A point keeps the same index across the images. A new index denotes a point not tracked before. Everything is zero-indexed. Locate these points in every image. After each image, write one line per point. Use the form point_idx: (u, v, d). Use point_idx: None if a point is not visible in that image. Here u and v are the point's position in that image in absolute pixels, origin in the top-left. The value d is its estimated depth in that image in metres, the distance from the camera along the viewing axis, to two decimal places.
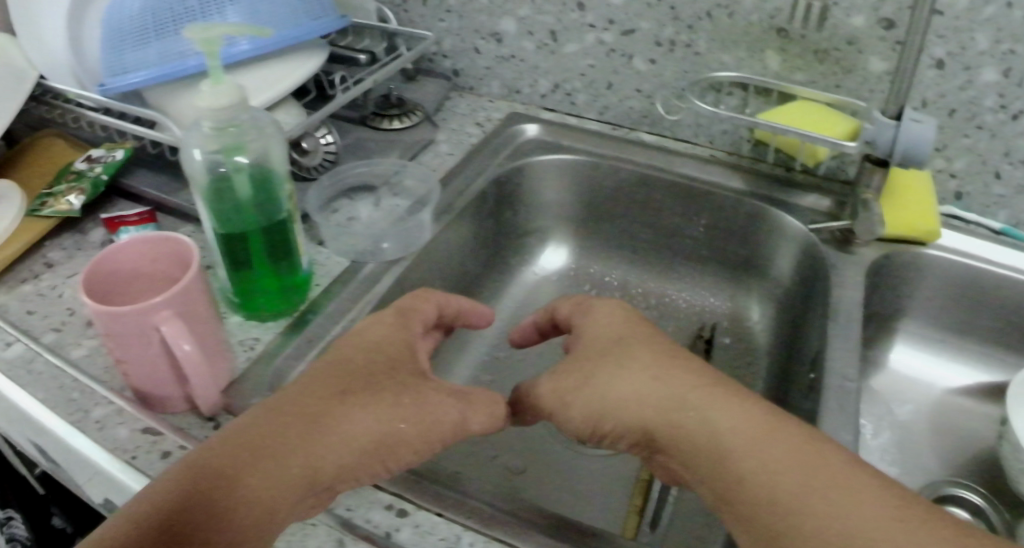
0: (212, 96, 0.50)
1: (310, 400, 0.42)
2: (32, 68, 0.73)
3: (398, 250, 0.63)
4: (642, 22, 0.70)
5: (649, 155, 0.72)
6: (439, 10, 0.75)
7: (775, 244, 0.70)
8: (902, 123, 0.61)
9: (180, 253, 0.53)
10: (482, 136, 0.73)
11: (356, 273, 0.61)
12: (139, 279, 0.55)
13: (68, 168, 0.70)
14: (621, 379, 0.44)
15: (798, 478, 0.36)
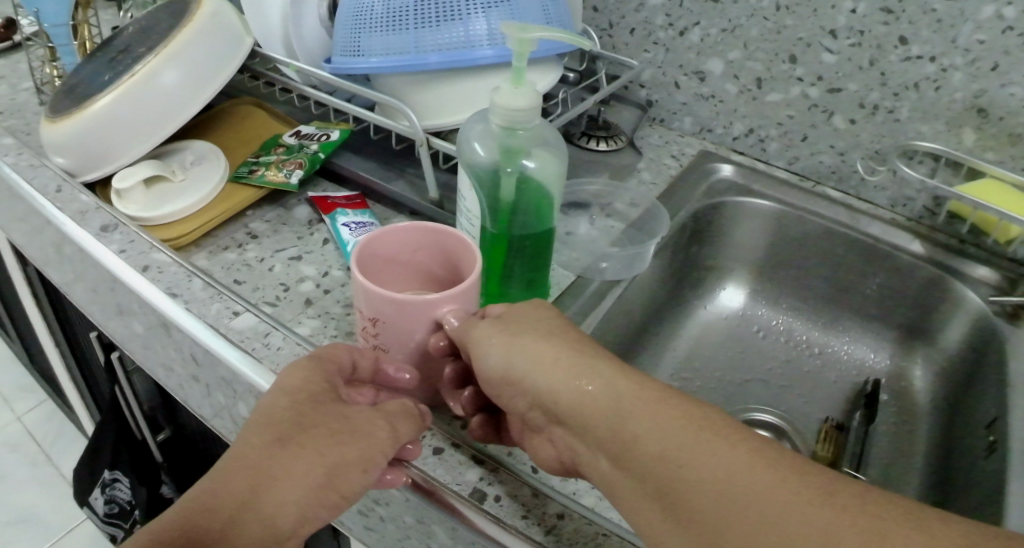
0: (513, 96, 0.51)
1: (274, 416, 0.43)
2: (248, 35, 0.73)
3: (619, 270, 0.63)
4: (850, 83, 0.73)
5: (836, 210, 0.74)
6: (647, 40, 0.77)
7: (949, 315, 0.71)
8: None
9: (445, 247, 0.52)
10: (680, 169, 0.74)
11: (584, 288, 0.61)
12: (393, 265, 0.53)
13: (277, 139, 0.69)
14: (529, 341, 0.44)
15: (685, 441, 0.37)
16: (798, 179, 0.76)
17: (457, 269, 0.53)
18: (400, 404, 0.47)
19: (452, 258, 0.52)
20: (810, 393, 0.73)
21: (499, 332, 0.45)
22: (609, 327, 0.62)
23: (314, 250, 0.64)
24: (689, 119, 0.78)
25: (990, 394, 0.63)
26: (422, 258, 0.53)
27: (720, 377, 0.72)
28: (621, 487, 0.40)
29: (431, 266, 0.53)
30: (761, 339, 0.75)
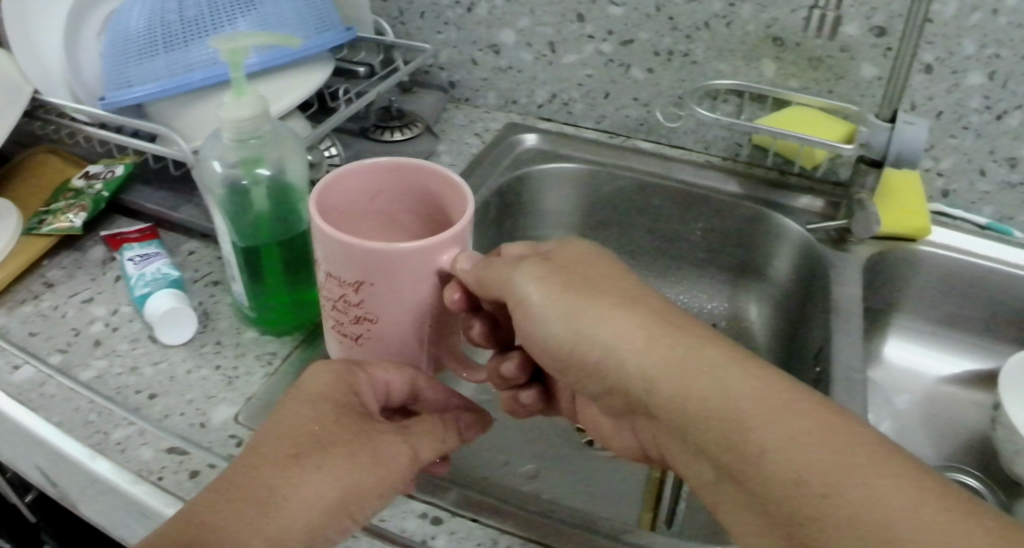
0: (233, 108, 0.50)
1: (293, 425, 0.42)
2: (26, 83, 0.71)
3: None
4: (640, 32, 0.72)
5: (647, 161, 0.73)
6: (438, 22, 0.76)
7: (773, 247, 0.71)
8: (897, 127, 0.66)
9: (421, 182, 0.46)
10: (483, 146, 0.73)
11: None
12: (361, 215, 0.48)
13: (67, 185, 0.69)
14: (609, 327, 0.40)
15: (811, 455, 0.33)
16: (607, 136, 0.75)
17: (437, 208, 0.48)
18: (432, 426, 0.45)
19: (432, 198, 0.47)
20: None
21: (543, 292, 0.42)
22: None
23: (107, 289, 0.64)
24: (493, 94, 0.77)
25: (817, 321, 0.63)
26: (388, 202, 0.48)
27: None
28: (727, 489, 0.37)
29: (398, 208, 0.48)
30: None
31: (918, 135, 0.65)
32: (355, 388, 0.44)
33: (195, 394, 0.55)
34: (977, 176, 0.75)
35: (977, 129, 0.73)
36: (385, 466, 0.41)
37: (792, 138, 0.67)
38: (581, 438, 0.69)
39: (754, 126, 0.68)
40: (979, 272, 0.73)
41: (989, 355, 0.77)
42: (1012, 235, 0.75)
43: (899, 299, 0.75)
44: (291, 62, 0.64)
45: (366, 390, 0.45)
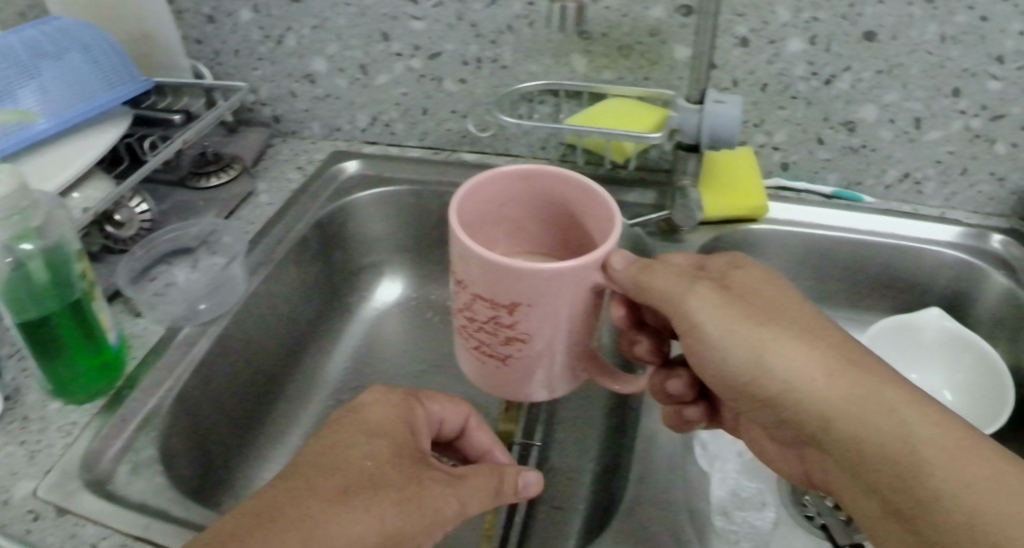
0: None
1: (338, 450, 0.43)
2: None
3: (219, 308, 0.63)
4: (446, 44, 0.70)
5: (471, 174, 0.73)
6: (251, 59, 0.75)
7: None
8: (705, 107, 0.63)
9: (550, 193, 0.46)
10: (302, 181, 0.73)
11: (174, 337, 0.61)
12: (482, 227, 0.46)
13: None
14: (798, 366, 0.42)
15: (1002, 505, 0.36)
16: (431, 152, 0.75)
17: (567, 221, 0.47)
18: (483, 480, 0.45)
19: (567, 209, 0.46)
20: None
21: (720, 326, 0.43)
22: (220, 367, 0.62)
23: None
24: (316, 124, 0.77)
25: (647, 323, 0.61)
26: (512, 212, 0.47)
27: (393, 376, 0.70)
28: (885, 524, 0.40)
29: (527, 218, 0.48)
30: (436, 326, 0.74)
31: (728, 113, 0.61)
32: (403, 422, 0.46)
33: None
34: (815, 145, 0.73)
35: (807, 98, 0.70)
36: (438, 510, 0.42)
37: (595, 134, 0.64)
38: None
39: (559, 125, 0.66)
40: (826, 244, 0.72)
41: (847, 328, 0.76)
42: (859, 201, 0.74)
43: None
44: (59, 132, 0.63)
45: (422, 425, 0.47)
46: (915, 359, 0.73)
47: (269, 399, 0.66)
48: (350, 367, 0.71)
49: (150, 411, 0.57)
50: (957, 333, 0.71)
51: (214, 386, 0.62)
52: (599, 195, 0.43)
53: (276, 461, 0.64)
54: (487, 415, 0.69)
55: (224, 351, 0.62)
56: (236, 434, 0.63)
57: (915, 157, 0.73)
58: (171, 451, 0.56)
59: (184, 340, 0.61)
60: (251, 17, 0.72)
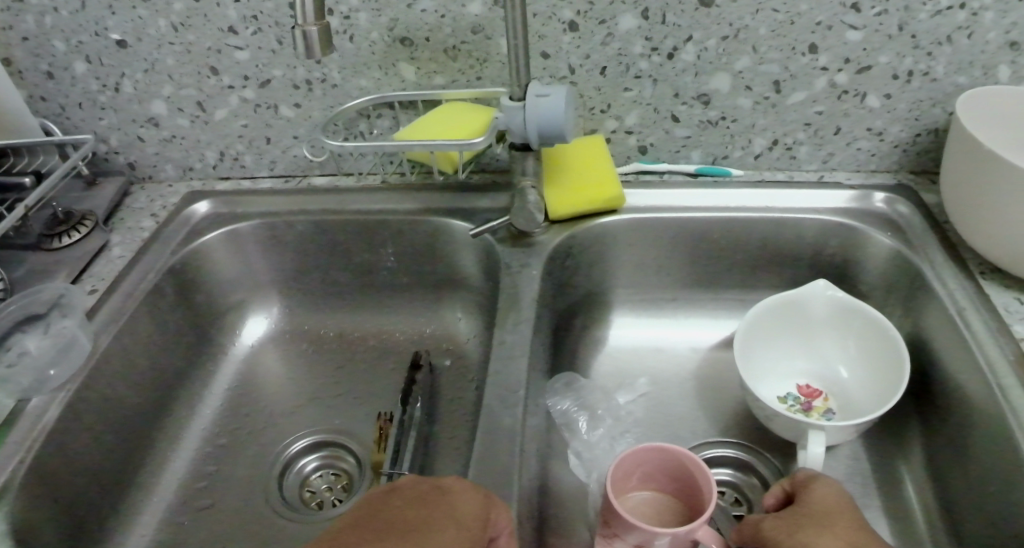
0: None
1: (417, 526, 0.41)
2: None
3: (69, 372, 0.59)
4: (273, 70, 0.67)
5: (321, 198, 0.70)
6: (95, 108, 0.73)
7: (458, 255, 0.67)
8: (526, 104, 0.59)
9: (675, 464, 0.58)
10: (154, 228, 0.71)
11: (22, 410, 0.57)
12: (630, 478, 0.60)
13: None
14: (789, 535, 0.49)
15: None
16: (282, 181, 0.74)
17: (687, 485, 0.58)
18: None
19: (675, 471, 0.59)
20: (366, 395, 0.68)
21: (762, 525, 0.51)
22: (78, 431, 0.59)
23: None
24: (168, 166, 0.76)
25: (495, 342, 0.58)
26: (649, 468, 0.60)
27: (266, 414, 0.68)
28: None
29: (660, 475, 0.60)
30: (311, 356, 0.72)
31: (553, 105, 0.59)
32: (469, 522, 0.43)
33: None
34: (671, 123, 0.70)
35: (652, 74, 0.67)
36: None
37: (417, 147, 0.60)
38: (311, 503, 0.63)
39: (385, 142, 0.61)
40: (696, 227, 0.68)
41: (729, 311, 0.73)
42: (727, 175, 0.72)
43: (614, 273, 0.71)
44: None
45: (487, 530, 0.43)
46: (805, 336, 0.70)
47: (138, 455, 0.64)
48: (225, 411, 0.69)
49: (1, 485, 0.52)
50: (846, 303, 0.67)
51: (74, 452, 0.58)
52: (704, 471, 0.55)
53: (150, 516, 0.62)
54: (361, 442, 0.65)
55: (79, 418, 0.59)
56: (103, 492, 0.60)
57: (781, 122, 0.69)
58: (31, 530, 0.53)
59: (32, 411, 0.56)
60: (85, 68, 0.70)
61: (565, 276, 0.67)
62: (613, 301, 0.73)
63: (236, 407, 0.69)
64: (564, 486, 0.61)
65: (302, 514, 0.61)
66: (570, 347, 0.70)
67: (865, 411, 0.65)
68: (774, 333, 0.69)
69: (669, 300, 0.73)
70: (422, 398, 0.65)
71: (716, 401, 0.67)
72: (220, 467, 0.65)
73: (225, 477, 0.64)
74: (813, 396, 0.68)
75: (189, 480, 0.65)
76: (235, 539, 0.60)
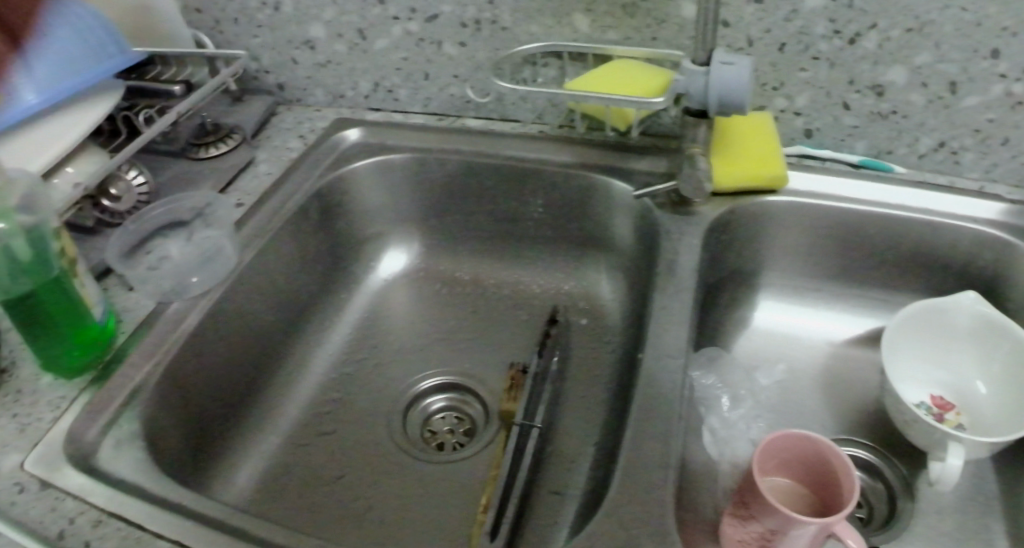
0: None
1: None
2: None
3: (210, 282, 0.60)
4: (443, 5, 0.66)
5: (474, 140, 0.68)
6: (250, 26, 0.72)
7: (611, 215, 0.66)
8: (712, 68, 0.57)
9: (817, 455, 0.56)
10: (303, 149, 0.70)
11: (162, 314, 0.59)
12: (768, 461, 0.58)
13: None
14: None
15: None
16: (435, 119, 0.73)
17: (827, 479, 0.56)
18: None
19: (816, 464, 0.56)
20: (499, 342, 0.67)
21: None
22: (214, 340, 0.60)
23: None
24: (319, 91, 0.75)
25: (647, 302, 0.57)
26: (786, 457, 0.58)
27: (396, 348, 0.68)
28: None
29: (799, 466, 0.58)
30: (444, 298, 0.71)
31: (735, 74, 0.57)
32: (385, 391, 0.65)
33: None
34: (840, 111, 0.68)
35: (830, 58, 0.65)
36: None
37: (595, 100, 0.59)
38: (430, 443, 0.63)
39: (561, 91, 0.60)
40: (849, 219, 0.66)
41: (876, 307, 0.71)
42: (890, 170, 0.69)
43: (764, 254, 0.69)
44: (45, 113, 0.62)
45: None
46: (945, 346, 0.67)
47: (264, 372, 0.65)
48: (353, 340, 0.69)
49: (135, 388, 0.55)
50: (996, 319, 0.63)
51: (206, 359, 0.59)
52: (849, 465, 0.53)
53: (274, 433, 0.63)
54: (491, 390, 0.65)
55: (216, 326, 0.60)
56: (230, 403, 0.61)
57: (951, 124, 0.66)
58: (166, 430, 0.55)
59: (173, 315, 0.58)
60: None
61: (717, 250, 0.66)
62: (758, 284, 0.71)
63: (365, 340, 0.68)
64: (695, 460, 0.60)
65: (422, 452, 0.61)
66: (707, 323, 0.69)
67: (1003, 432, 0.62)
68: (915, 338, 0.67)
69: (812, 290, 0.71)
70: (558, 353, 0.65)
71: (852, 399, 0.65)
72: (344, 396, 0.65)
73: (348, 405, 0.64)
74: (946, 409, 0.65)
75: (312, 404, 0.65)
76: (350, 468, 0.60)
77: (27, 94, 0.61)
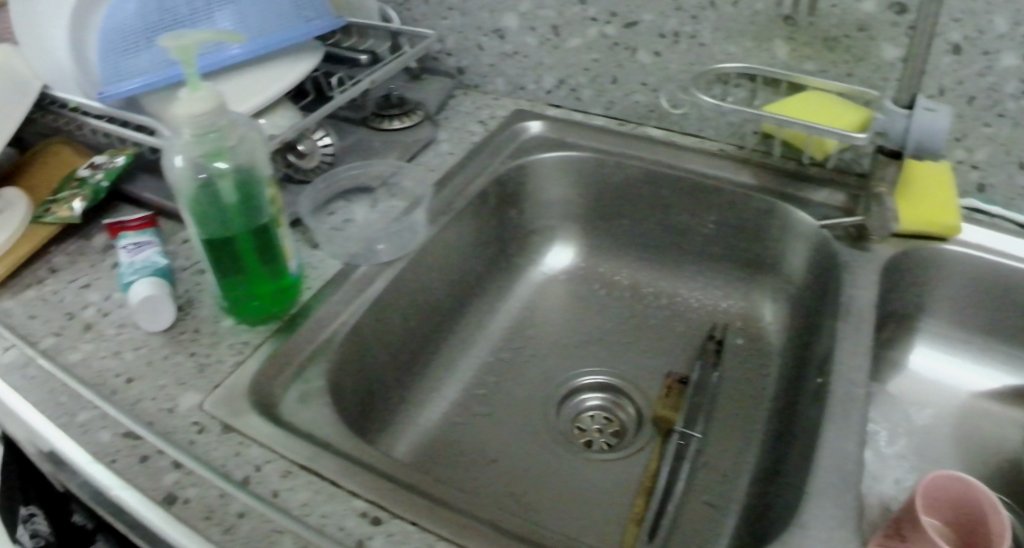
0: (186, 103, 0.50)
1: None
2: (33, 77, 0.69)
3: (395, 251, 0.61)
4: (644, 13, 0.67)
5: (656, 149, 0.69)
6: (441, 8, 0.73)
7: (786, 242, 0.66)
8: (913, 113, 0.58)
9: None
10: (484, 134, 0.71)
11: (349, 275, 0.59)
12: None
13: (72, 176, 0.68)
14: None
15: None
16: (616, 123, 0.74)
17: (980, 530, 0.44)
18: None
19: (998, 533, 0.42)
20: (657, 348, 0.68)
21: None
22: (393, 306, 0.61)
23: (103, 275, 0.64)
24: (499, 80, 0.76)
25: (827, 326, 0.57)
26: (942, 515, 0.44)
27: (553, 343, 0.69)
28: None
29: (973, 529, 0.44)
30: (604, 299, 0.72)
31: (938, 122, 0.57)
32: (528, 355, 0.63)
33: (168, 380, 0.55)
34: (1016, 169, 0.68)
35: (1015, 117, 0.66)
36: None
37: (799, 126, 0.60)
38: (580, 436, 0.63)
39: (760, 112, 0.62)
40: (1010, 275, 0.65)
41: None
42: None
43: (929, 298, 0.69)
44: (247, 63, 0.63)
45: None
46: None
47: (424, 345, 0.65)
48: (511, 328, 0.70)
49: (321, 343, 0.56)
50: None
51: (383, 324, 0.60)
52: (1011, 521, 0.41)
53: (431, 410, 0.64)
54: (646, 397, 0.65)
55: (398, 293, 0.61)
56: (394, 372, 0.62)
57: None
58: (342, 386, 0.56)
59: (360, 278, 0.59)
60: None
61: (888, 291, 0.66)
62: (916, 329, 0.71)
63: (524, 330, 0.69)
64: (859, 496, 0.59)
65: (574, 446, 0.62)
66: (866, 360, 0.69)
67: None
68: None
69: (965, 341, 0.71)
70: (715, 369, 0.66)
71: (1006, 456, 0.64)
72: (499, 381, 0.66)
73: (503, 392, 0.65)
74: None
75: (469, 385, 0.66)
76: (505, 454, 0.60)
77: (233, 44, 0.61)
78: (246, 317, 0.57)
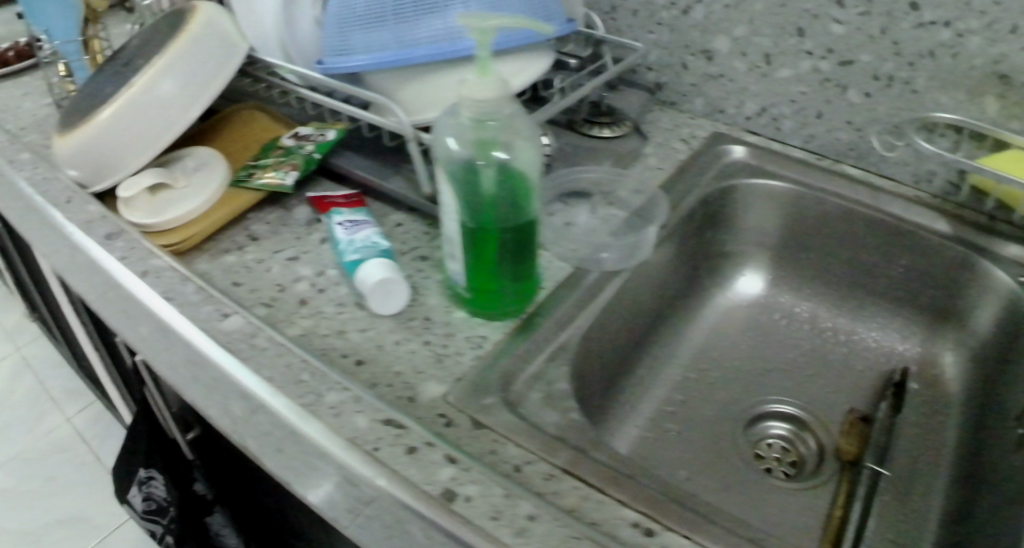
0: (475, 86, 0.49)
1: None
2: (240, 39, 0.69)
3: (621, 260, 0.61)
4: (861, 53, 0.67)
5: (855, 188, 0.70)
6: (650, 22, 0.76)
7: (979, 297, 0.65)
8: None
9: None
10: (689, 152, 0.74)
11: (579, 281, 0.59)
12: None
13: (275, 143, 0.67)
14: None
15: None
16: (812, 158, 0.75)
17: None
18: None
19: None
20: (842, 383, 0.69)
21: None
22: (612, 316, 0.61)
23: (310, 249, 0.62)
24: (698, 100, 0.78)
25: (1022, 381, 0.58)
26: None
27: (742, 366, 0.70)
28: None
29: None
30: (782, 326, 0.74)
31: None
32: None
33: (403, 367, 0.53)
34: None
35: None
36: None
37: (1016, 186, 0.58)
38: (757, 463, 0.62)
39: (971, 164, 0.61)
40: None
41: None
42: None
43: None
44: (481, 55, 0.61)
45: None
46: None
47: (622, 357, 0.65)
48: (702, 346, 0.72)
49: (562, 343, 0.55)
50: None
51: (602, 333, 0.60)
52: None
53: (628, 424, 0.63)
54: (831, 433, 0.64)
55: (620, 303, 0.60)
56: (603, 380, 0.62)
57: None
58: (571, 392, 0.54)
59: (589, 285, 0.59)
60: None
61: None
62: None
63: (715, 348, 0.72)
64: None
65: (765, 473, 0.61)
66: None
67: None
68: None
69: None
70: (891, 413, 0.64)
71: None
72: (691, 399, 0.67)
73: (694, 410, 0.66)
74: None
75: (665, 399, 0.67)
76: (697, 473, 0.60)
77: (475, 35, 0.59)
78: (488, 312, 0.55)
